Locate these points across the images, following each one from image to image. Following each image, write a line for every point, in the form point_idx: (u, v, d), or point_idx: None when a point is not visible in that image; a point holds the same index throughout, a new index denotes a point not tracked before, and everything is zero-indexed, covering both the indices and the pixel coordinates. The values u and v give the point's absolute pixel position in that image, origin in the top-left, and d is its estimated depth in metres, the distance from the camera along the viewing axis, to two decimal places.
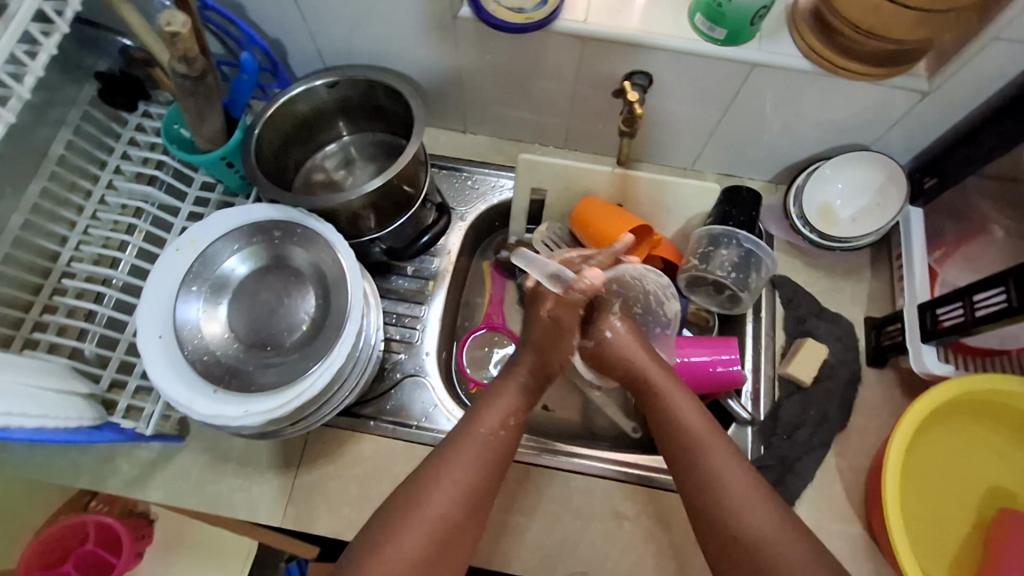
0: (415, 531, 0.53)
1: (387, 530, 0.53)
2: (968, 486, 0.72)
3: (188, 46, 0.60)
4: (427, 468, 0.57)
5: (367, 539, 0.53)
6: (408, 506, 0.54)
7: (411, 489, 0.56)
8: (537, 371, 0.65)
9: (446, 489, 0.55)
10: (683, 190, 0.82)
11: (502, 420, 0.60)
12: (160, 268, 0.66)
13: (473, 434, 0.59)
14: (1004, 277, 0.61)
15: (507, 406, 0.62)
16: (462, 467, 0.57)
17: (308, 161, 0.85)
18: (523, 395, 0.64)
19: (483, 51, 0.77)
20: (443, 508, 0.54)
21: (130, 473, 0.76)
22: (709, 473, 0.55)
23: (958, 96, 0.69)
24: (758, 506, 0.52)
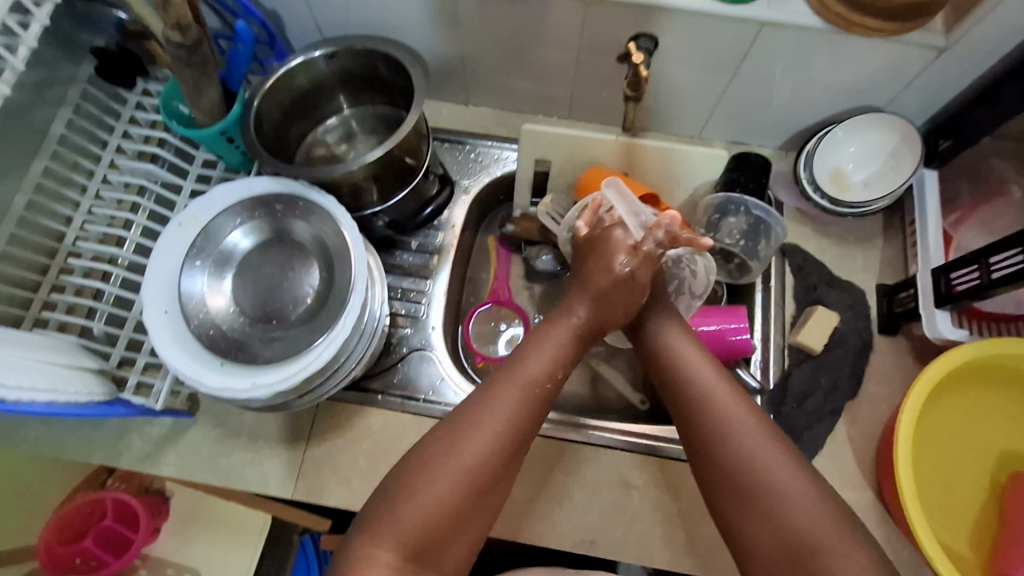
0: (453, 473, 0.52)
1: (421, 466, 0.52)
2: (981, 451, 0.71)
3: (181, 13, 0.59)
4: (466, 413, 0.55)
5: (399, 484, 0.52)
6: (446, 450, 0.52)
7: (449, 430, 0.54)
8: (577, 328, 0.61)
9: (486, 434, 0.53)
10: (692, 158, 0.80)
11: (549, 365, 0.58)
12: (162, 244, 0.65)
13: (518, 376, 0.57)
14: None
15: (552, 350, 0.59)
16: (503, 417, 0.54)
17: (309, 135, 0.84)
18: (570, 338, 0.61)
19: (484, 18, 0.75)
20: (484, 454, 0.53)
21: (142, 449, 0.77)
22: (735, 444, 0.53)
23: (975, 53, 0.67)
24: (797, 483, 0.50)
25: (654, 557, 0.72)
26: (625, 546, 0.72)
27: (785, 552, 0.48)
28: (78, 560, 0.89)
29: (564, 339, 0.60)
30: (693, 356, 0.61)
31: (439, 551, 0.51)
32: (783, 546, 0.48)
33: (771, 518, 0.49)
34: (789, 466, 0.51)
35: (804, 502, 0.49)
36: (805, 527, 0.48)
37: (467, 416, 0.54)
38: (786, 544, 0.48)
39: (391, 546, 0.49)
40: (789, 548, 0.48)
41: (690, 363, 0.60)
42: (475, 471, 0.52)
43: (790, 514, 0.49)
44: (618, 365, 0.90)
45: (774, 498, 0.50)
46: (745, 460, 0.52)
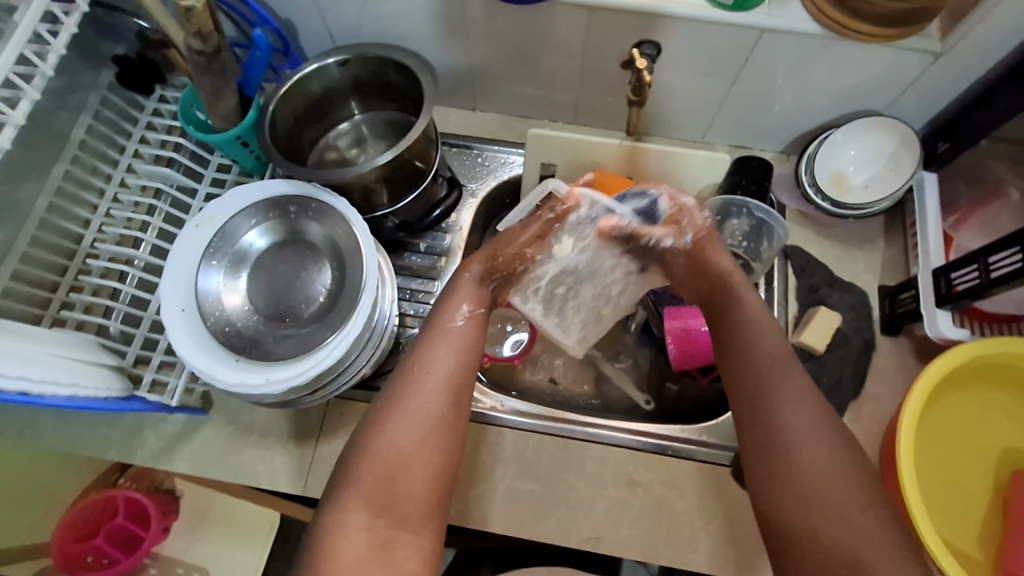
0: (401, 426, 0.55)
1: (374, 429, 0.56)
2: (983, 449, 0.72)
3: (202, 22, 0.61)
4: (404, 367, 0.59)
5: (358, 448, 0.55)
6: (392, 405, 0.57)
7: (391, 388, 0.58)
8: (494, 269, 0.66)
9: (428, 387, 0.57)
10: (693, 162, 0.82)
11: (465, 309, 0.62)
12: (181, 242, 0.68)
13: (446, 328, 0.61)
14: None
15: (471, 295, 0.63)
16: (440, 364, 0.59)
17: (321, 139, 0.86)
18: (482, 289, 0.65)
19: (492, 27, 0.78)
20: (426, 403, 0.57)
21: (156, 446, 0.79)
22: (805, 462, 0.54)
23: (971, 58, 0.68)
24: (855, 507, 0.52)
25: (659, 553, 0.72)
26: (629, 542, 0.73)
27: (817, 527, 0.52)
28: (89, 557, 0.90)
29: (480, 287, 0.64)
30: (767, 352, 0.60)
31: (404, 505, 0.53)
32: (808, 517, 0.53)
33: (811, 504, 0.53)
34: (838, 473, 0.54)
35: (841, 493, 0.53)
36: (846, 531, 0.51)
37: (408, 367, 0.59)
38: (818, 519, 0.52)
39: (360, 506, 0.52)
40: (812, 516, 0.53)
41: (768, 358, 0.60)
42: (423, 420, 0.56)
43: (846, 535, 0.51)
44: (623, 365, 0.91)
45: (811, 487, 0.53)
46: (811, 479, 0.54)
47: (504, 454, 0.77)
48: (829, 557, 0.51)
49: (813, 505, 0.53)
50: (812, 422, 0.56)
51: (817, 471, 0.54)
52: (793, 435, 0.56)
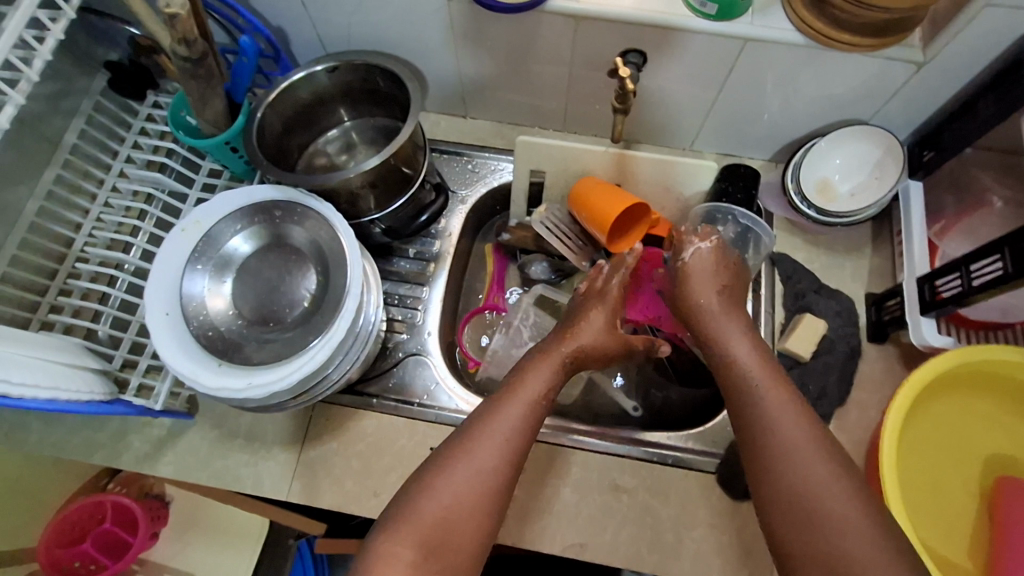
0: (464, 474, 0.56)
1: (436, 469, 0.57)
2: (966, 456, 0.72)
3: (186, 28, 0.61)
4: (479, 421, 0.60)
5: (420, 482, 0.57)
6: (461, 450, 0.58)
7: (461, 435, 0.60)
8: (572, 350, 0.68)
9: (495, 442, 0.58)
10: (680, 169, 0.83)
11: (547, 385, 0.65)
12: (165, 247, 0.68)
13: (523, 396, 0.63)
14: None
15: (550, 369, 0.66)
16: (508, 427, 0.60)
17: (311, 145, 0.86)
18: (563, 363, 0.67)
19: (481, 34, 0.78)
20: (492, 462, 0.57)
21: (142, 450, 0.79)
22: (799, 472, 0.54)
23: (952, 67, 0.69)
24: (852, 521, 0.50)
25: (644, 561, 0.72)
26: (613, 550, 0.72)
27: (803, 531, 0.52)
28: (77, 562, 0.91)
29: (558, 360, 0.67)
30: (762, 373, 0.61)
31: (452, 552, 0.53)
32: (793, 511, 0.52)
33: (792, 499, 0.53)
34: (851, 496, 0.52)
35: (839, 502, 0.51)
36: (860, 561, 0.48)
37: (482, 422, 0.60)
38: (795, 510, 0.52)
39: (410, 543, 0.53)
40: (799, 516, 0.52)
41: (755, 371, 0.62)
42: (484, 476, 0.57)
43: (850, 550, 0.49)
44: (611, 371, 0.92)
45: (798, 488, 0.53)
46: (809, 497, 0.52)
47: None
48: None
49: (798, 501, 0.52)
50: (801, 425, 0.56)
51: (803, 471, 0.54)
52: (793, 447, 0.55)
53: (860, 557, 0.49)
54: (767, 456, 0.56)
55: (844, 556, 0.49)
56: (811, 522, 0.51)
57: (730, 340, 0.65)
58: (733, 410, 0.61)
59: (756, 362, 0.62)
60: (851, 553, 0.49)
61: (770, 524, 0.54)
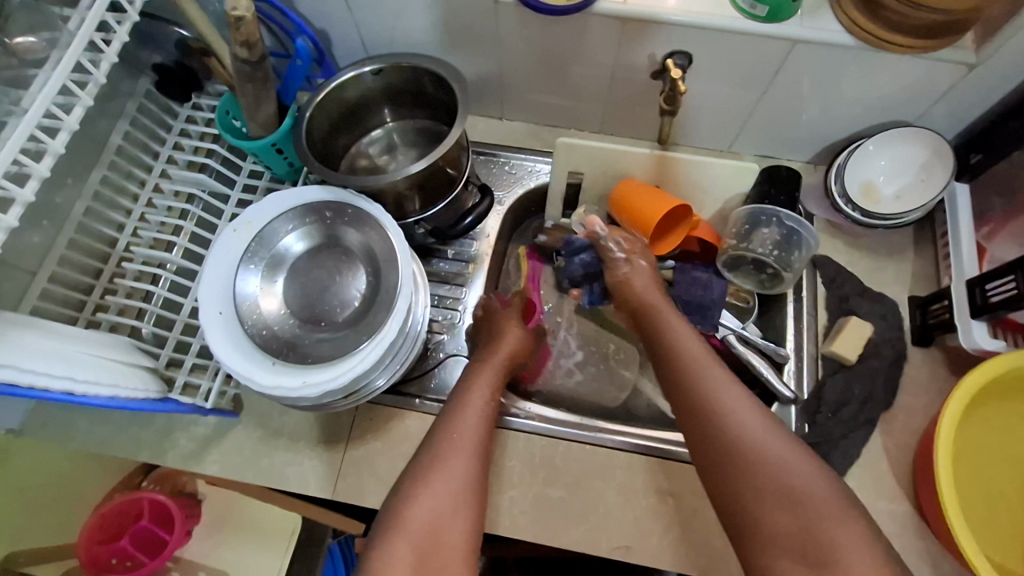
0: (440, 483, 0.59)
1: (412, 484, 0.59)
2: (1018, 462, 0.71)
3: (250, 31, 0.62)
4: (439, 434, 0.64)
5: (399, 498, 0.59)
6: (429, 464, 0.61)
7: (430, 450, 0.62)
8: (502, 360, 0.75)
9: (456, 445, 0.63)
10: (722, 172, 0.83)
11: (488, 394, 0.70)
12: (218, 247, 0.68)
13: (469, 406, 0.67)
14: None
15: (490, 376, 0.73)
16: (471, 428, 0.65)
17: (352, 146, 0.87)
18: (496, 376, 0.73)
19: (524, 36, 0.79)
20: (462, 468, 0.61)
21: (187, 448, 0.80)
22: (738, 429, 0.57)
23: (1006, 69, 0.68)
24: (796, 466, 0.54)
25: (690, 563, 0.72)
26: (659, 552, 0.72)
27: (753, 488, 0.55)
28: (114, 559, 0.90)
29: (494, 377, 0.73)
30: (693, 347, 0.66)
31: (442, 556, 0.56)
32: (737, 466, 0.56)
33: (734, 454, 0.57)
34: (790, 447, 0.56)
35: (778, 452, 0.55)
36: (812, 507, 0.52)
37: (444, 435, 0.64)
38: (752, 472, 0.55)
39: (405, 551, 0.55)
40: (743, 470, 0.56)
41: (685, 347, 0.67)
42: (454, 480, 0.60)
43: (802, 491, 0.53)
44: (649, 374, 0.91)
45: (739, 453, 0.56)
46: (751, 451, 0.56)
47: (532, 460, 0.77)
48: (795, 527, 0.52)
49: (741, 457, 0.56)
50: (741, 395, 0.60)
51: (742, 426, 0.57)
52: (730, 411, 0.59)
53: (820, 501, 0.52)
54: (710, 427, 0.59)
55: (799, 492, 0.53)
56: (757, 479, 0.55)
57: (665, 316, 0.72)
58: (676, 386, 0.64)
59: (699, 350, 0.66)
60: (803, 494, 0.53)
61: (723, 494, 0.57)
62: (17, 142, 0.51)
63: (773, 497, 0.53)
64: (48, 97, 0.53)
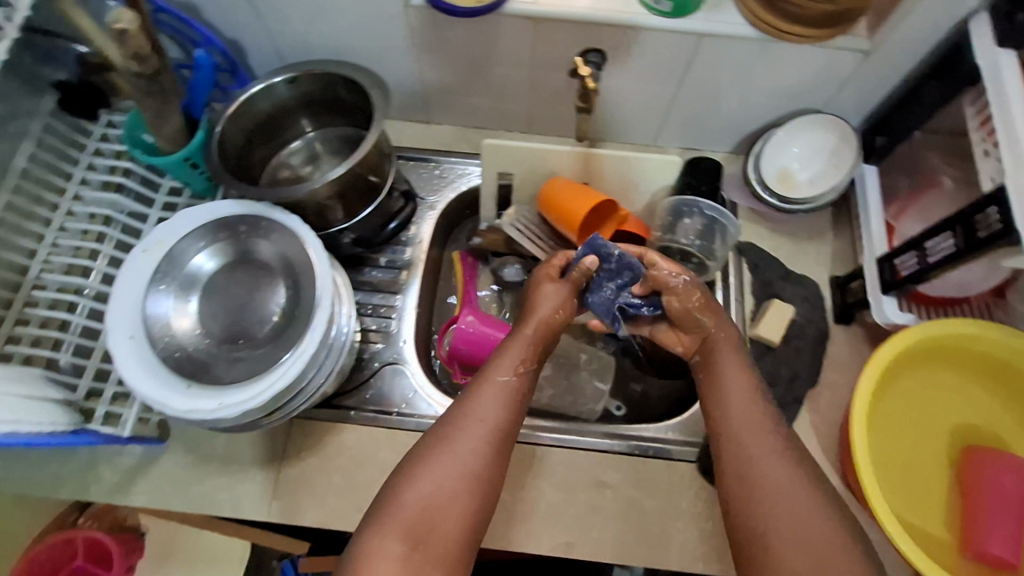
0: (449, 469, 0.58)
1: (416, 467, 0.58)
2: (935, 428, 0.74)
3: (138, 44, 0.59)
4: (453, 415, 0.62)
5: (401, 478, 0.58)
6: (438, 447, 0.59)
7: (439, 429, 0.61)
8: (535, 331, 0.69)
9: (473, 424, 0.61)
10: (645, 166, 0.85)
11: (516, 367, 0.66)
12: (126, 269, 0.66)
13: (491, 383, 0.64)
14: (988, 197, 0.58)
15: (520, 351, 0.67)
16: (487, 409, 0.62)
17: (273, 158, 0.85)
18: (529, 348, 0.68)
19: (441, 39, 0.78)
20: (474, 449, 0.59)
21: (112, 481, 0.76)
22: (768, 472, 0.58)
23: (898, 55, 0.71)
24: (813, 509, 0.55)
25: (631, 554, 0.72)
26: (600, 545, 0.73)
27: (777, 516, 0.55)
28: None
29: (525, 345, 0.68)
30: (738, 379, 0.65)
31: (435, 536, 0.56)
32: (764, 498, 0.57)
33: (767, 489, 0.57)
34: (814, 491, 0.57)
35: (805, 496, 0.56)
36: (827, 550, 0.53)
37: (458, 415, 0.62)
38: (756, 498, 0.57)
39: (398, 534, 0.55)
40: (771, 502, 0.56)
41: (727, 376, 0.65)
42: (464, 465, 0.59)
43: (822, 533, 0.54)
44: None
45: (753, 477, 0.58)
46: (775, 488, 0.57)
47: None
48: (806, 558, 0.53)
49: (771, 492, 0.57)
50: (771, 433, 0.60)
51: (776, 469, 0.58)
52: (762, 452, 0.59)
53: (831, 544, 0.53)
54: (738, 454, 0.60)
55: (823, 536, 0.54)
56: (785, 514, 0.55)
57: (720, 351, 0.67)
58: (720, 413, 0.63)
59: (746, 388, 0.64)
60: (826, 538, 0.54)
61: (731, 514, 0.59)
62: None
63: (798, 534, 0.54)
64: None
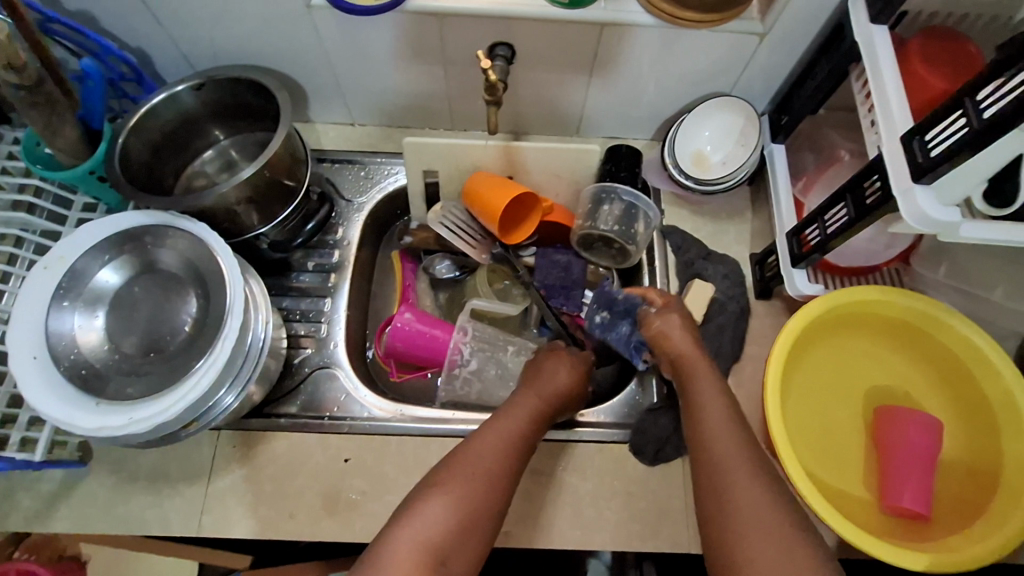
0: (462, 500, 0.55)
1: (426, 500, 0.54)
2: (849, 393, 0.77)
3: (9, 53, 0.58)
4: (469, 448, 0.60)
5: (407, 510, 0.54)
6: (455, 479, 0.56)
7: (451, 462, 0.59)
8: (552, 394, 0.70)
9: (494, 456, 0.59)
10: (566, 156, 0.85)
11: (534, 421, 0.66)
12: (25, 290, 0.63)
13: (511, 426, 0.63)
14: (870, 167, 0.61)
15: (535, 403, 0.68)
16: (502, 448, 0.61)
17: (187, 169, 0.83)
18: (538, 410, 0.67)
19: (349, 39, 0.78)
20: (493, 486, 0.57)
21: (32, 508, 0.74)
22: (733, 488, 0.55)
23: (790, 35, 0.74)
24: (776, 523, 0.51)
25: (567, 538, 0.73)
26: (536, 532, 0.73)
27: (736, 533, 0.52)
28: None
29: (539, 401, 0.68)
30: (711, 399, 0.64)
31: None
32: (725, 516, 0.54)
33: (731, 503, 0.54)
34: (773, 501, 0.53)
35: (764, 505, 0.53)
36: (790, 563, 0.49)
37: (476, 447, 0.60)
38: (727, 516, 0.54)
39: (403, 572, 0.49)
40: (733, 520, 0.53)
41: (701, 395, 0.65)
42: (482, 502, 0.56)
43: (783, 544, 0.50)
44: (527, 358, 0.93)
45: (724, 491, 0.55)
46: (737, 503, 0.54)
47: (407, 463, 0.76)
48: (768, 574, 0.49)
49: (733, 508, 0.53)
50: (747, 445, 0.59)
51: (738, 485, 0.55)
52: (730, 463, 0.57)
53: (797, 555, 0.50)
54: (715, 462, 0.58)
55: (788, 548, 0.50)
56: (745, 529, 0.52)
57: (696, 373, 0.67)
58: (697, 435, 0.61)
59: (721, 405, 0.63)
60: (786, 549, 0.50)
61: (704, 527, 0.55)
62: None
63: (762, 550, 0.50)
64: None
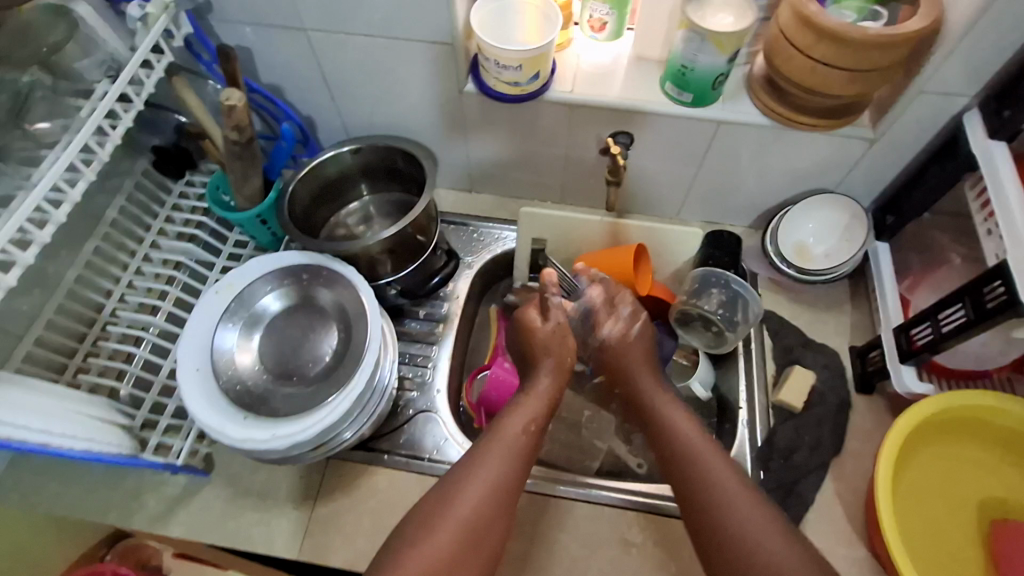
0: (450, 530, 0.57)
1: (422, 526, 0.58)
2: (962, 504, 0.74)
3: (240, 118, 0.71)
4: (460, 470, 0.62)
5: (407, 538, 0.57)
6: (443, 503, 0.59)
7: (440, 491, 0.61)
8: (547, 393, 0.71)
9: (483, 476, 0.61)
10: (670, 236, 0.91)
11: (525, 423, 0.67)
12: (198, 309, 0.74)
13: (501, 438, 0.64)
14: (994, 273, 0.62)
15: (535, 407, 0.69)
16: (493, 468, 0.62)
17: (332, 218, 0.95)
18: (541, 411, 0.69)
19: (487, 119, 0.88)
20: (481, 506, 0.59)
21: (155, 510, 0.80)
22: (730, 526, 0.57)
23: (901, 144, 0.79)
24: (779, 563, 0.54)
25: None
26: None
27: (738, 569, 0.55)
28: None
29: (531, 403, 0.69)
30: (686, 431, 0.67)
31: None
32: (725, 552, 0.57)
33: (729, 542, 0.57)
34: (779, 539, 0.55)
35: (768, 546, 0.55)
36: None
37: (468, 470, 0.62)
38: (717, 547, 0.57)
39: None
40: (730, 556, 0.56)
41: (676, 429, 0.68)
42: (474, 521, 0.58)
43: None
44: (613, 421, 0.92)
45: (721, 528, 0.58)
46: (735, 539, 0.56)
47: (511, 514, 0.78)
48: None
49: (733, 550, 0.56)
50: (728, 469, 0.62)
51: (732, 524, 0.57)
52: (720, 505, 0.59)
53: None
54: (689, 481, 0.62)
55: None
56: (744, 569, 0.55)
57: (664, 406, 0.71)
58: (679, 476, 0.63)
59: (695, 437, 0.66)
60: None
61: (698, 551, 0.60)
62: (25, 213, 0.57)
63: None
64: (57, 174, 0.60)
